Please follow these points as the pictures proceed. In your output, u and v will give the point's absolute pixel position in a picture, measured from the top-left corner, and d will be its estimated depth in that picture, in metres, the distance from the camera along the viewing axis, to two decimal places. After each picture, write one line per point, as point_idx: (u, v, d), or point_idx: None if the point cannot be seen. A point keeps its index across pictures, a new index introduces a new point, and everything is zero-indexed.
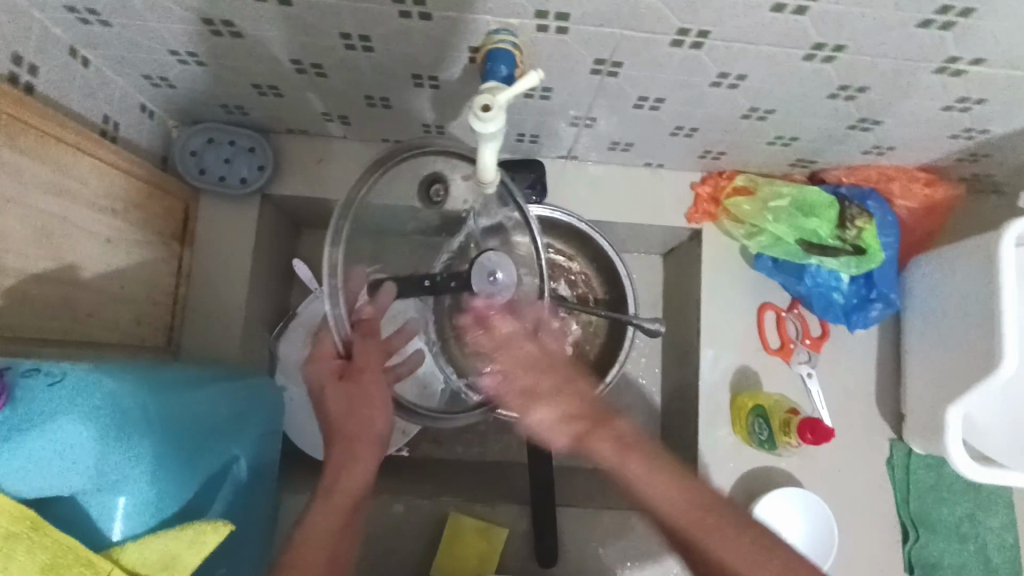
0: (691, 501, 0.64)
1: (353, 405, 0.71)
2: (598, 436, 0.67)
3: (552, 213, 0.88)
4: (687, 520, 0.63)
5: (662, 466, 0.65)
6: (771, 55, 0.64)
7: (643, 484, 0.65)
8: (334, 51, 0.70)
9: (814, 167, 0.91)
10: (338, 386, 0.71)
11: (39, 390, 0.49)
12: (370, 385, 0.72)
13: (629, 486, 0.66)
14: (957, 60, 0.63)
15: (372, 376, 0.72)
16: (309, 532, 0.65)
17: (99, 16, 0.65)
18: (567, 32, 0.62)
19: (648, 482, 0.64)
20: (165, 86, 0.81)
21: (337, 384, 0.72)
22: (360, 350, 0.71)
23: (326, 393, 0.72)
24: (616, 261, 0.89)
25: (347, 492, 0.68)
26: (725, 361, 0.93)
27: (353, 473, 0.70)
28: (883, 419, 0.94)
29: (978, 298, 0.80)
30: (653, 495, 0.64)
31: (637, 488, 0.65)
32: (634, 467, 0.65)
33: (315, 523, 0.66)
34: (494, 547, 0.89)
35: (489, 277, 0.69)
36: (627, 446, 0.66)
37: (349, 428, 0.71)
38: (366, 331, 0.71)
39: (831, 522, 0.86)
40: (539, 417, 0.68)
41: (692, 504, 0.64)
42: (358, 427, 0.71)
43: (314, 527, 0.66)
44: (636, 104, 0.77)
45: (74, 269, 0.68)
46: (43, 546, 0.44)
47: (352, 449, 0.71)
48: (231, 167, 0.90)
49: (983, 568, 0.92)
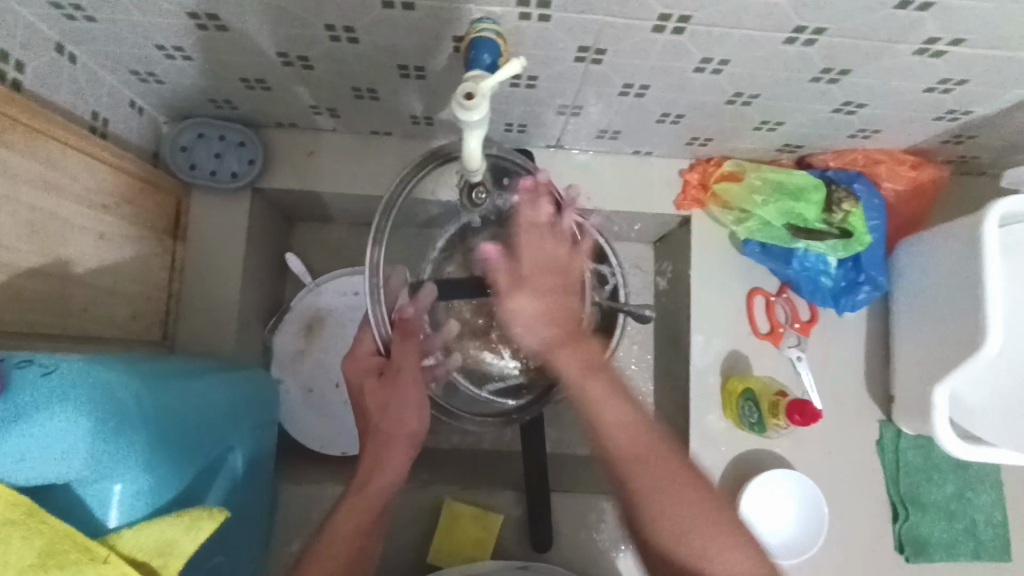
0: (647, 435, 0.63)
1: (389, 403, 0.74)
2: (570, 349, 0.64)
3: None
4: (634, 453, 0.62)
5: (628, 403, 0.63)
6: (752, 39, 0.64)
7: (604, 405, 0.63)
8: (319, 42, 0.70)
9: (801, 151, 0.92)
10: (376, 385, 0.74)
11: (34, 380, 0.49)
12: (405, 382, 0.73)
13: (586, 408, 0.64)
14: (936, 40, 0.64)
15: (408, 377, 0.74)
16: (335, 528, 0.67)
17: (84, 11, 0.66)
18: (549, 19, 0.63)
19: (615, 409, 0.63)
20: (153, 81, 0.81)
21: (377, 382, 0.74)
22: (398, 349, 0.73)
23: (365, 392, 0.75)
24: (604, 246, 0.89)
25: (376, 494, 0.70)
26: (715, 346, 0.94)
27: (385, 471, 0.72)
28: (872, 401, 0.95)
29: (964, 277, 0.81)
30: (612, 424, 0.63)
31: (593, 409, 0.63)
32: (595, 388, 0.64)
33: (342, 520, 0.68)
34: (490, 534, 0.90)
35: None
36: (593, 369, 0.64)
37: (382, 426, 0.73)
38: (406, 332, 0.73)
39: (822, 506, 0.87)
40: (522, 303, 0.65)
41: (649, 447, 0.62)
42: (392, 425, 0.73)
43: (340, 523, 0.68)
44: (621, 91, 0.77)
45: (67, 265, 0.68)
46: (39, 532, 0.45)
47: (387, 448, 0.72)
48: (222, 161, 0.91)
49: (972, 546, 0.93)
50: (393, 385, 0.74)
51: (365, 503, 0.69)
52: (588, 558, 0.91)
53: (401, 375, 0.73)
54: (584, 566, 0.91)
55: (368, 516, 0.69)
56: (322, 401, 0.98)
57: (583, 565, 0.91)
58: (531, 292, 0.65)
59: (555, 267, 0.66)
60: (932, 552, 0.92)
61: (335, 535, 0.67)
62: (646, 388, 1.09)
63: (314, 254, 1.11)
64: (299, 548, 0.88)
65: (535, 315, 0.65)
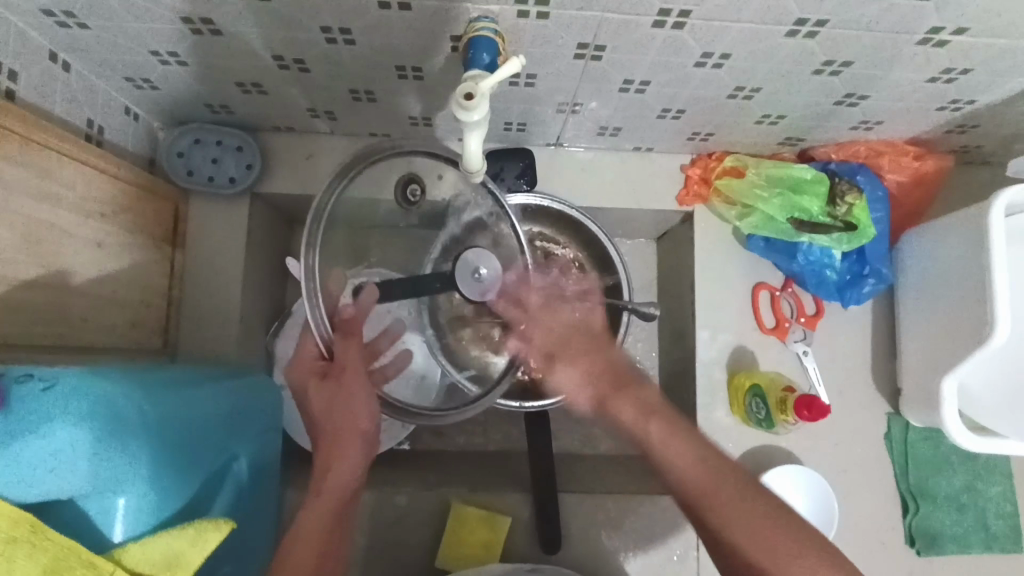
0: (706, 467, 0.64)
1: (338, 402, 0.71)
2: (620, 398, 0.70)
3: (540, 200, 0.87)
4: (698, 481, 0.63)
5: (685, 435, 0.66)
6: (754, 32, 0.64)
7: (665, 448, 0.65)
8: (315, 45, 0.70)
9: (803, 144, 0.91)
10: (317, 384, 0.73)
11: (32, 397, 0.48)
12: (351, 382, 0.71)
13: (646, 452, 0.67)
14: (940, 30, 0.63)
15: (353, 374, 0.72)
16: (297, 531, 0.64)
17: (77, 18, 0.65)
18: (547, 17, 0.62)
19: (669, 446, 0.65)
20: (148, 88, 0.80)
21: (319, 382, 0.73)
22: (341, 348, 0.70)
23: (310, 395, 0.73)
24: (608, 245, 0.88)
25: (334, 491, 0.68)
26: (720, 342, 0.93)
27: (340, 468, 0.70)
28: (880, 394, 0.95)
29: (971, 267, 0.80)
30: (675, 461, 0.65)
31: (654, 451, 0.66)
32: (653, 430, 0.67)
33: (303, 521, 0.65)
34: (499, 536, 0.90)
35: (474, 274, 0.70)
36: (648, 411, 0.68)
37: (335, 425, 0.71)
38: (348, 331, 0.71)
39: (833, 503, 0.87)
40: (563, 374, 0.73)
41: (715, 476, 0.63)
42: (342, 422, 0.71)
43: (302, 522, 0.65)
44: (622, 87, 0.76)
45: (65, 275, 0.68)
46: (44, 549, 0.44)
47: (339, 447, 0.71)
48: (219, 167, 0.90)
49: (984, 537, 0.92)
50: (338, 381, 0.72)
51: (324, 501, 0.67)
52: (598, 558, 0.90)
53: (347, 374, 0.71)
54: (594, 566, 0.90)
55: (330, 512, 0.66)
56: None
57: (592, 565, 0.90)
58: (568, 365, 0.73)
59: (573, 329, 0.75)
60: (943, 544, 0.91)
61: (298, 533, 0.64)
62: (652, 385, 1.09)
63: None
64: None
65: (577, 383, 0.73)
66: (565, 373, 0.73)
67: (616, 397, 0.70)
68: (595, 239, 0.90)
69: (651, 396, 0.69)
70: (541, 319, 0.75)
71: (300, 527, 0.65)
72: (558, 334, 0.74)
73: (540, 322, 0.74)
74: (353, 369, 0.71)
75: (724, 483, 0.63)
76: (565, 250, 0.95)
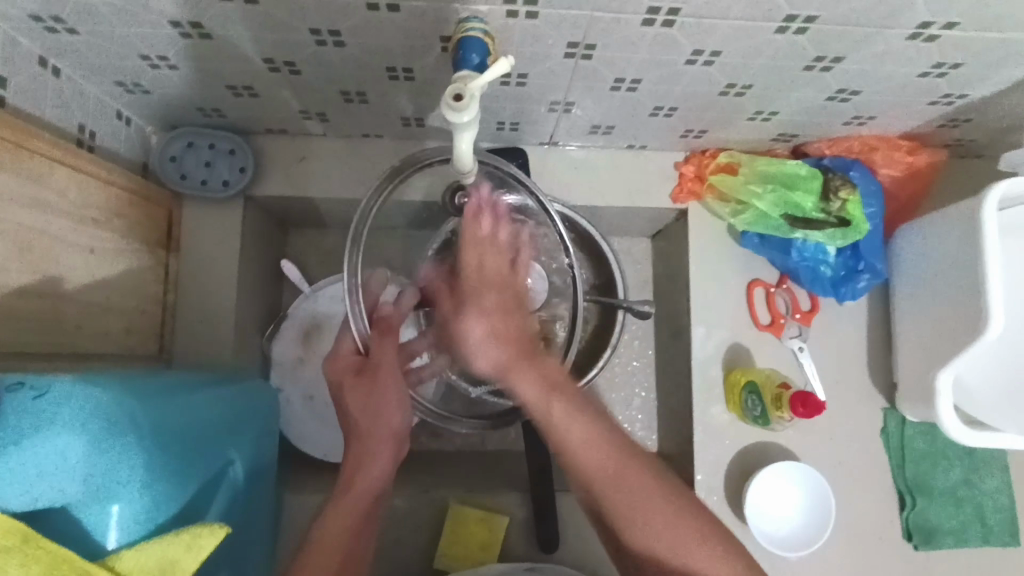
0: (611, 449, 0.64)
1: (374, 400, 0.73)
2: (524, 371, 0.66)
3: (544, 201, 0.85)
4: (601, 472, 0.63)
5: (597, 422, 0.65)
6: (743, 29, 0.63)
7: (564, 424, 0.65)
8: (305, 47, 0.69)
9: (796, 140, 0.91)
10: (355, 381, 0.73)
11: (25, 403, 0.49)
12: (384, 379, 0.73)
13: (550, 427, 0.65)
14: (930, 24, 0.63)
15: (387, 373, 0.73)
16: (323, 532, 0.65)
17: (65, 23, 0.65)
18: (536, 16, 0.62)
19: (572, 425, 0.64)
20: (139, 92, 0.80)
21: (357, 378, 0.73)
22: (377, 345, 0.73)
23: (342, 393, 0.73)
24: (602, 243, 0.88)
25: (363, 489, 0.69)
26: (716, 339, 0.93)
27: (369, 470, 0.71)
28: (876, 388, 0.95)
29: (966, 261, 0.80)
30: (574, 446, 0.64)
31: (557, 429, 0.65)
32: (556, 410, 0.65)
33: (331, 521, 0.66)
34: (496, 535, 0.90)
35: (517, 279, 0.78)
36: (551, 388, 0.66)
37: (368, 426, 0.72)
38: (385, 330, 0.73)
39: (830, 496, 0.86)
40: (472, 327, 0.68)
41: (613, 454, 0.64)
42: (375, 421, 0.72)
43: (332, 525, 0.66)
44: (613, 86, 0.76)
45: (58, 281, 0.68)
46: (36, 558, 0.44)
47: (369, 445, 0.72)
48: (212, 170, 0.90)
49: (981, 531, 0.92)
50: (376, 381, 0.73)
51: (354, 505, 0.68)
52: (596, 557, 0.90)
53: (381, 370, 0.73)
54: (592, 564, 0.90)
55: (361, 518, 0.68)
56: (323, 408, 0.97)
57: (590, 563, 0.90)
58: (482, 312, 0.68)
59: (500, 286, 0.68)
60: (941, 538, 0.91)
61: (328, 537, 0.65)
62: (648, 383, 1.09)
63: (309, 260, 1.10)
64: None
65: (494, 335, 0.67)
66: (480, 325, 0.68)
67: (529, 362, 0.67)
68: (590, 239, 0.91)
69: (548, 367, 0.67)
70: (479, 270, 0.68)
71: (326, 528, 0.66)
72: (485, 278, 0.68)
73: (472, 258, 0.69)
74: (387, 368, 0.73)
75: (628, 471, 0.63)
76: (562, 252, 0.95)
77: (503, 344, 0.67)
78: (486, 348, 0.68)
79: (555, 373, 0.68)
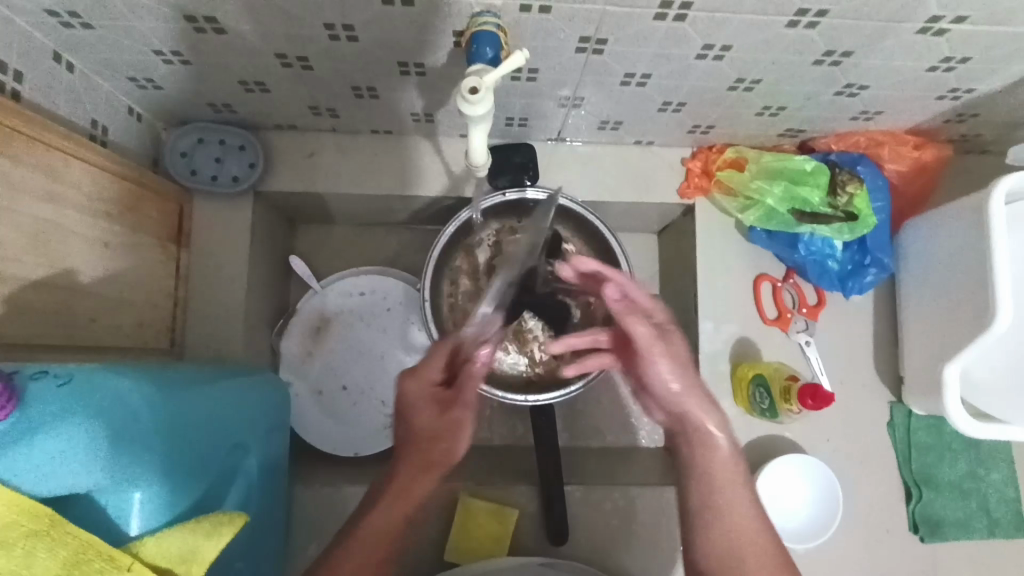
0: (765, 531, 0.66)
1: (446, 435, 0.71)
2: (699, 442, 0.71)
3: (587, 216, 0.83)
4: (747, 543, 0.65)
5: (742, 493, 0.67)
6: (754, 22, 0.64)
7: (721, 507, 0.67)
8: (318, 41, 0.70)
9: (803, 136, 0.91)
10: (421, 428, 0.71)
11: (48, 392, 0.49)
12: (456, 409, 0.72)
13: (703, 481, 0.69)
14: (939, 19, 0.63)
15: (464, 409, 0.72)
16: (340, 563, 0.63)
17: (81, 18, 0.65)
18: (549, 11, 0.62)
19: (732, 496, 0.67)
20: (151, 87, 0.81)
21: (435, 410, 0.71)
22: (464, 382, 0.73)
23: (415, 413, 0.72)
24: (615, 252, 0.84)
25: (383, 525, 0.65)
26: (724, 333, 0.94)
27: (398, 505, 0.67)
28: (882, 382, 0.95)
29: (973, 254, 0.80)
30: (728, 519, 0.66)
31: (711, 486, 0.68)
32: (723, 488, 0.67)
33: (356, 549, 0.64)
34: (507, 529, 0.90)
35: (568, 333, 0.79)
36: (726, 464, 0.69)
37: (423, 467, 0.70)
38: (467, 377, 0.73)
39: (840, 505, 0.86)
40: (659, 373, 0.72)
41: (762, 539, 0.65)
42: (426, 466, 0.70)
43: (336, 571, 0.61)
44: (623, 80, 0.77)
45: (72, 275, 0.68)
46: (63, 543, 0.44)
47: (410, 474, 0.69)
48: (222, 166, 0.91)
49: (987, 523, 0.93)
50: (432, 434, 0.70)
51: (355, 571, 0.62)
52: (607, 551, 0.91)
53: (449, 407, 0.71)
54: (600, 557, 0.91)
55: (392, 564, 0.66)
56: (333, 402, 0.98)
57: (601, 557, 0.91)
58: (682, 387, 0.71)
59: (692, 391, 0.72)
60: (947, 531, 0.92)
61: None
62: None
63: (317, 256, 1.11)
64: (317, 551, 0.87)
65: (680, 381, 0.71)
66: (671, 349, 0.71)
67: (697, 415, 0.71)
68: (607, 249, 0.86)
69: (716, 456, 0.69)
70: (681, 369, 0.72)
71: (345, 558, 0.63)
72: (688, 383, 0.71)
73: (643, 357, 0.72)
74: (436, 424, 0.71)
75: (767, 549, 0.65)
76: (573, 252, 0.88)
77: (686, 418, 0.72)
78: (662, 397, 0.73)
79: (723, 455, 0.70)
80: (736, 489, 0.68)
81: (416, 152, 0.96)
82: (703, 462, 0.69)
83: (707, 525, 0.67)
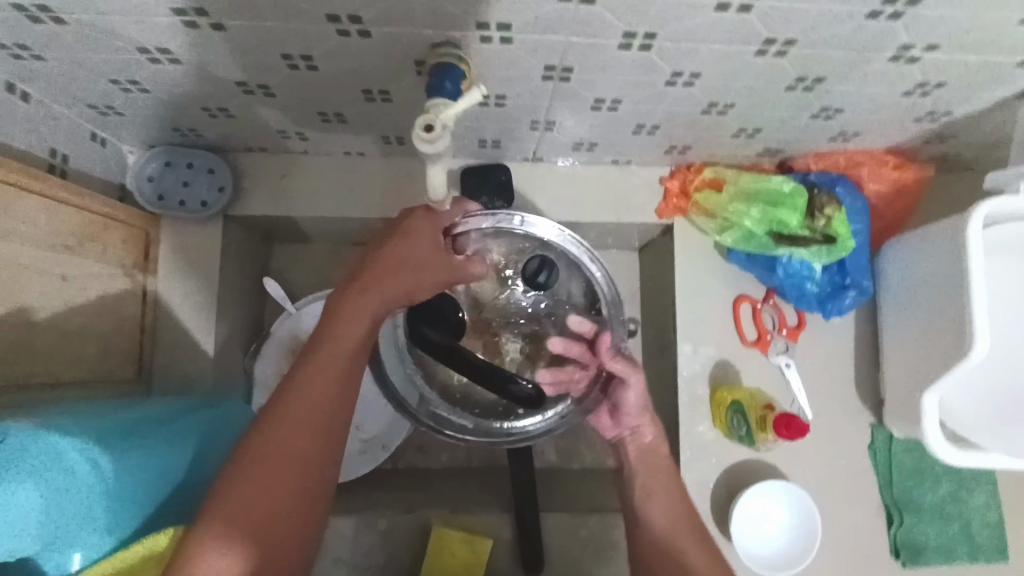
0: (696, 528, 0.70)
1: (397, 274, 0.64)
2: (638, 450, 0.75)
3: (588, 271, 0.76)
4: (677, 535, 0.69)
5: (679, 498, 0.72)
6: (721, 52, 0.62)
7: (655, 499, 0.72)
8: (278, 70, 0.68)
9: (782, 155, 0.90)
10: (381, 267, 0.64)
11: None
12: (421, 263, 0.65)
13: (643, 490, 0.73)
14: (910, 47, 0.62)
15: (422, 273, 0.65)
16: (279, 430, 0.59)
17: (31, 50, 0.63)
18: (511, 42, 0.60)
19: (669, 493, 0.72)
20: (112, 114, 0.79)
21: (420, 244, 0.65)
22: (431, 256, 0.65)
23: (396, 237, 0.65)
24: (608, 302, 0.76)
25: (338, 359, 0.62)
26: (703, 355, 0.93)
27: (337, 341, 0.62)
28: (863, 405, 0.94)
29: (950, 277, 0.79)
30: (661, 515, 0.71)
31: (647, 494, 0.73)
32: (659, 484, 0.73)
33: (295, 416, 0.59)
34: (479, 556, 0.89)
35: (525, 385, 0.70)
36: (661, 470, 0.74)
37: (365, 304, 0.63)
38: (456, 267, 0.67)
39: (818, 531, 0.85)
40: (628, 393, 0.74)
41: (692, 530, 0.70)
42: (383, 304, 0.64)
43: (294, 408, 0.60)
44: (594, 106, 0.75)
45: (28, 312, 0.66)
46: None
47: (356, 306, 0.63)
48: (190, 190, 0.89)
49: (969, 548, 0.92)
50: (405, 264, 0.64)
51: (301, 418, 0.60)
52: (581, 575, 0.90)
53: (415, 252, 0.64)
54: None
55: (333, 440, 0.61)
56: None
57: None
58: (641, 411, 0.75)
59: (645, 407, 0.75)
60: (927, 556, 0.91)
61: (283, 424, 0.59)
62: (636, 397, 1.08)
63: (294, 276, 1.10)
64: None
65: (642, 400, 0.75)
66: (630, 390, 0.74)
67: (647, 428, 0.76)
68: (592, 297, 0.77)
69: (652, 455, 0.75)
70: (633, 402, 0.74)
71: (281, 425, 0.59)
72: (642, 404, 0.75)
73: (615, 385, 0.75)
74: (408, 248, 0.64)
75: (693, 539, 0.69)
76: (563, 290, 0.77)
77: (644, 430, 0.76)
78: (624, 413, 0.75)
79: (659, 460, 0.75)
80: (672, 487, 0.73)
81: (391, 174, 0.94)
82: (638, 459, 0.75)
83: (646, 512, 0.71)
